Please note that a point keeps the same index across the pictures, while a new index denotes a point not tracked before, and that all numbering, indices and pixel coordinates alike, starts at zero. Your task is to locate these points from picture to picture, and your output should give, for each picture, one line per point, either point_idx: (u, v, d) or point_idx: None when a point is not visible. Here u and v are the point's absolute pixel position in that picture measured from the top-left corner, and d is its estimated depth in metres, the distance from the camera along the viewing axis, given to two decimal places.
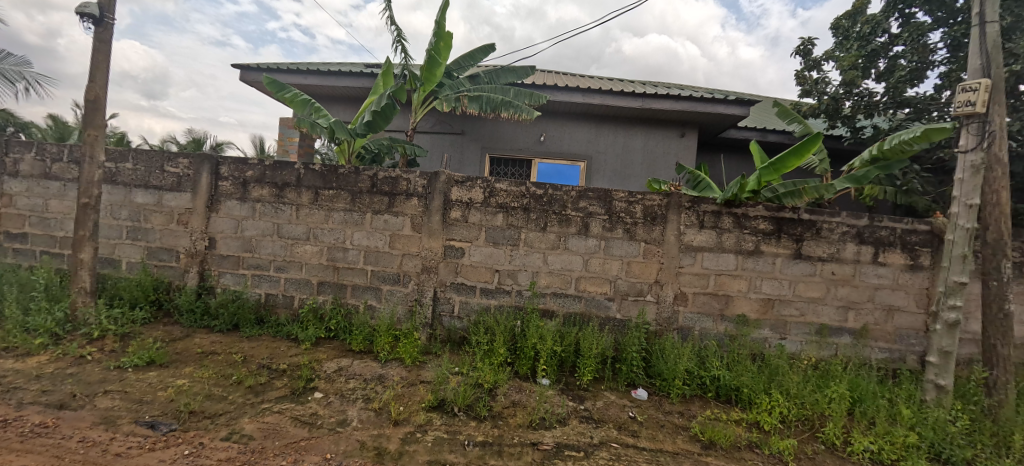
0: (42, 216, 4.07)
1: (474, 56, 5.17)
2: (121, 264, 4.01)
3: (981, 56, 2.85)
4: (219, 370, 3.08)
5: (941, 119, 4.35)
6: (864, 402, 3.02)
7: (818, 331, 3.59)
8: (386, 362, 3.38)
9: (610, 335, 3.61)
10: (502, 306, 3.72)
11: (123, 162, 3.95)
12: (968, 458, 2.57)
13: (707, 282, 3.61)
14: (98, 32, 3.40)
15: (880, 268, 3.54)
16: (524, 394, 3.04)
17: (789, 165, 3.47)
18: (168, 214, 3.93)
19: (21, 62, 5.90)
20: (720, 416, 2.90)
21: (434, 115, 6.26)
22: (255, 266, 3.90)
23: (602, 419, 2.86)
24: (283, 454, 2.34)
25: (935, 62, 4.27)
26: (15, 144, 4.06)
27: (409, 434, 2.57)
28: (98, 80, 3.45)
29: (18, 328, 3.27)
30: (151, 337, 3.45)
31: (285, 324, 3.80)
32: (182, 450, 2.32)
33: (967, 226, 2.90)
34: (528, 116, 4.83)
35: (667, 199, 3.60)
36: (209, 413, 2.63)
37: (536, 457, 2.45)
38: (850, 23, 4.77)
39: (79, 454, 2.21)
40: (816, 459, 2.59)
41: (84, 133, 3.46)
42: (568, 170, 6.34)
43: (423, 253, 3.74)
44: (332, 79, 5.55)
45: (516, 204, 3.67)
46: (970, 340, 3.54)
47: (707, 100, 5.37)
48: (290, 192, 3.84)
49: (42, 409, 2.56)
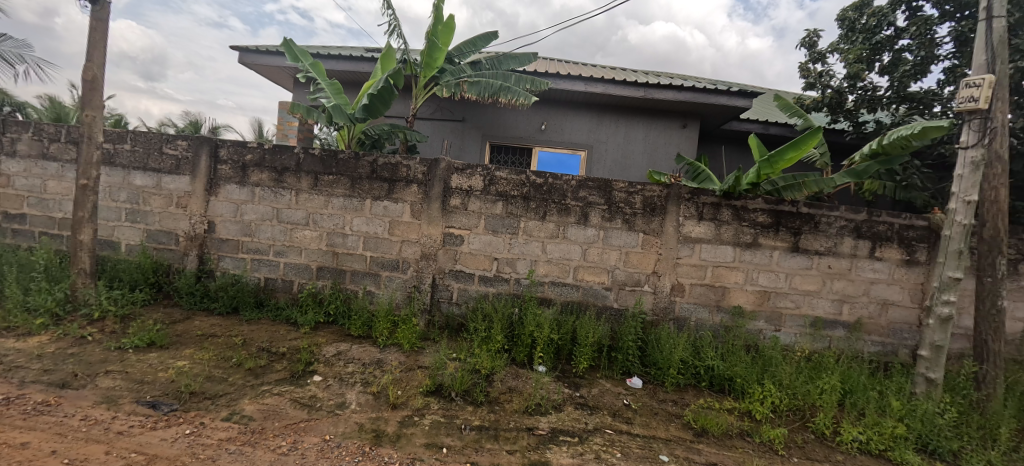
0: (41, 197, 4.06)
1: (476, 43, 5.13)
2: (121, 246, 4.02)
3: (987, 51, 2.83)
4: (220, 352, 3.11)
5: (944, 114, 4.31)
6: (855, 393, 3.07)
7: (812, 324, 3.63)
8: (385, 347, 3.42)
9: (607, 324, 3.65)
10: (501, 293, 3.75)
11: (121, 144, 3.94)
12: (955, 450, 2.62)
13: (705, 273, 3.64)
14: (96, 11, 3.37)
15: (877, 263, 3.56)
16: (521, 381, 3.09)
17: (789, 158, 3.43)
18: (168, 196, 3.93)
19: (20, 44, 5.83)
20: (713, 405, 2.95)
21: (435, 101, 6.24)
22: (255, 250, 3.92)
23: (597, 405, 2.91)
24: (283, 435, 2.37)
25: (941, 57, 4.23)
26: (12, 123, 4.04)
27: (407, 417, 2.61)
28: (95, 59, 3.41)
29: (18, 307, 3.28)
30: (152, 319, 3.49)
31: (285, 308, 3.83)
32: (183, 429, 2.35)
33: (964, 222, 2.92)
34: (525, 101, 4.72)
35: (667, 191, 3.60)
36: (210, 393, 2.67)
37: (532, 442, 2.49)
38: (857, 16, 4.69)
39: (82, 432, 2.25)
40: (806, 448, 2.63)
41: (82, 113, 3.44)
42: (568, 159, 6.35)
43: (422, 239, 3.75)
44: (331, 62, 5.52)
45: (516, 192, 3.67)
46: (962, 335, 3.59)
47: (708, 91, 5.33)
48: (290, 177, 3.83)
49: (44, 388, 2.59)
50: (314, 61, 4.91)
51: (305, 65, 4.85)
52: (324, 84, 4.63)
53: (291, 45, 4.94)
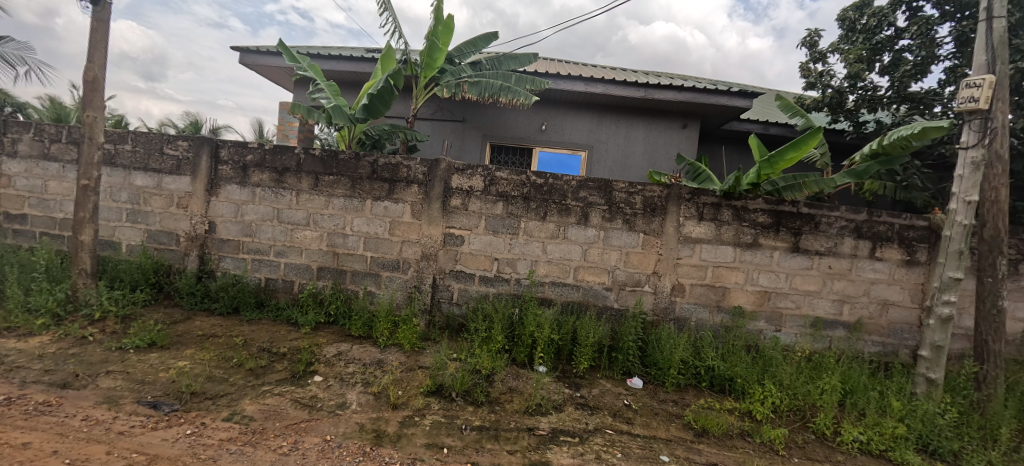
0: (42, 198, 4.07)
1: (476, 43, 5.14)
2: (122, 246, 4.02)
3: (988, 52, 2.83)
4: (221, 352, 3.12)
5: (944, 114, 4.31)
6: (855, 393, 3.07)
7: (813, 324, 3.63)
8: (385, 347, 3.42)
9: (607, 324, 3.65)
10: (501, 294, 3.75)
11: (122, 144, 3.95)
12: (955, 450, 2.62)
13: (705, 273, 3.64)
14: (97, 12, 3.37)
15: (877, 263, 3.56)
16: (521, 381, 3.09)
17: (789, 158, 3.43)
18: (168, 197, 3.94)
19: (22, 46, 5.85)
20: (714, 405, 2.95)
21: (435, 101, 6.24)
22: (255, 251, 3.92)
23: (598, 405, 2.91)
24: (284, 435, 2.38)
25: (941, 57, 4.23)
26: (13, 124, 4.04)
27: (408, 417, 2.61)
28: (96, 60, 3.42)
29: (19, 307, 3.28)
30: (153, 319, 3.50)
31: (285, 308, 3.83)
32: (184, 429, 2.36)
33: (965, 222, 2.92)
34: (526, 101, 4.72)
35: (667, 191, 3.60)
36: (211, 394, 2.67)
37: (532, 442, 2.49)
38: (858, 16, 4.69)
39: (84, 432, 2.25)
40: (806, 449, 2.63)
41: (83, 114, 3.45)
42: (568, 160, 6.35)
43: (422, 239, 3.75)
44: (331, 63, 5.52)
45: (516, 192, 3.68)
46: (962, 335, 3.59)
47: (709, 91, 5.33)
48: (290, 177, 3.83)
49: (45, 388, 2.59)
50: (312, 62, 4.92)
51: (303, 65, 4.85)
52: (324, 85, 4.63)
53: (285, 47, 4.94)
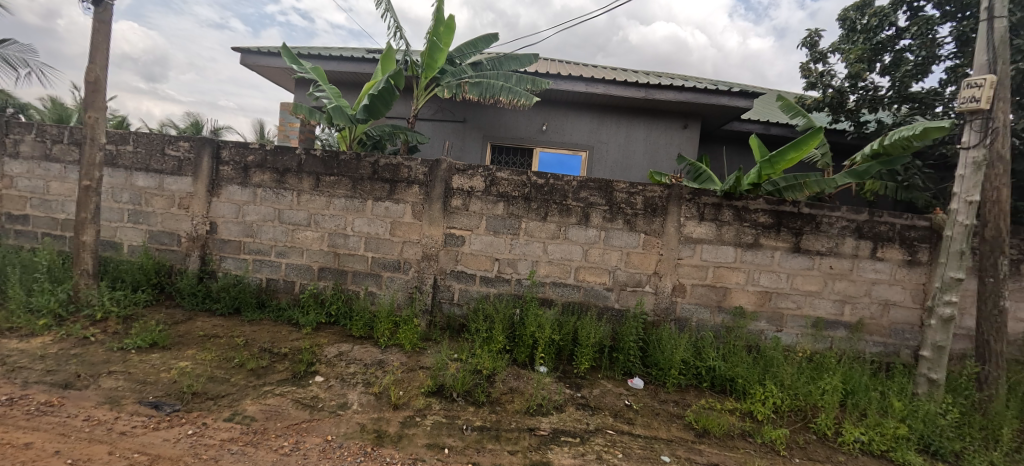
0: (44, 198, 4.08)
1: (477, 43, 5.15)
2: (123, 247, 4.03)
3: (988, 52, 2.83)
4: (222, 353, 3.12)
5: (945, 114, 4.30)
6: (856, 393, 3.07)
7: (814, 325, 3.62)
8: (386, 348, 3.42)
9: (608, 325, 3.65)
10: (502, 294, 3.75)
11: (124, 145, 3.96)
12: (956, 450, 2.62)
13: (706, 274, 3.64)
14: (98, 13, 3.38)
15: (878, 264, 3.56)
16: (522, 381, 3.09)
17: (789, 158, 3.43)
18: (170, 197, 3.94)
19: (24, 48, 5.86)
20: (715, 406, 2.94)
21: (436, 102, 6.25)
22: (256, 251, 3.93)
23: (598, 406, 2.91)
24: (285, 435, 2.38)
25: (942, 57, 4.22)
26: (15, 125, 4.05)
27: (409, 417, 2.61)
28: (97, 61, 3.42)
29: (21, 308, 3.29)
30: (155, 319, 3.50)
31: (287, 309, 3.84)
32: (186, 429, 2.36)
33: (966, 222, 2.92)
34: (526, 101, 4.72)
35: (668, 191, 3.60)
36: (212, 394, 2.68)
37: (533, 442, 2.49)
38: (858, 16, 4.68)
39: (85, 432, 2.25)
40: (808, 449, 2.63)
41: (84, 114, 3.45)
42: (569, 160, 6.36)
43: (423, 239, 3.76)
44: (331, 64, 5.53)
45: (517, 193, 3.68)
46: (963, 335, 3.58)
47: (710, 91, 5.32)
48: (291, 178, 3.84)
49: (48, 389, 2.60)
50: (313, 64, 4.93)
51: (304, 67, 4.86)
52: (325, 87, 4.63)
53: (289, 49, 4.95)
